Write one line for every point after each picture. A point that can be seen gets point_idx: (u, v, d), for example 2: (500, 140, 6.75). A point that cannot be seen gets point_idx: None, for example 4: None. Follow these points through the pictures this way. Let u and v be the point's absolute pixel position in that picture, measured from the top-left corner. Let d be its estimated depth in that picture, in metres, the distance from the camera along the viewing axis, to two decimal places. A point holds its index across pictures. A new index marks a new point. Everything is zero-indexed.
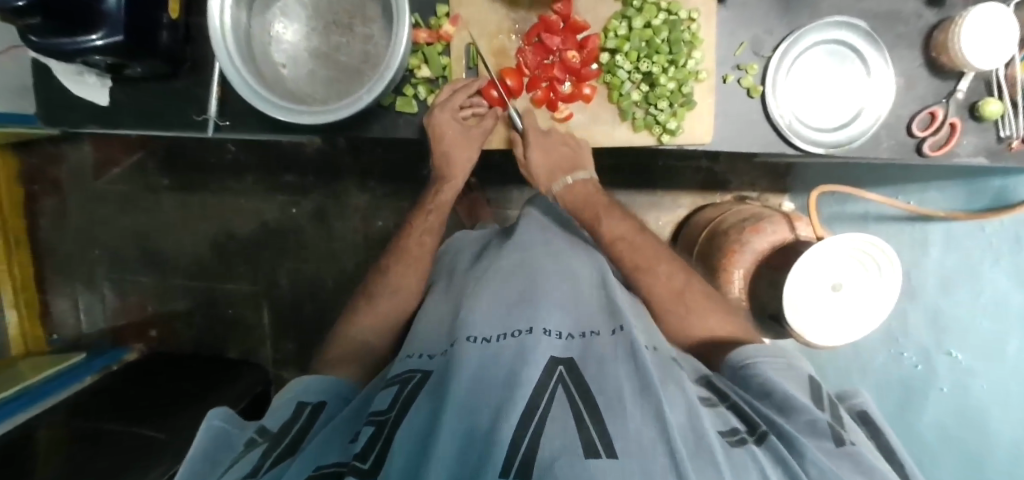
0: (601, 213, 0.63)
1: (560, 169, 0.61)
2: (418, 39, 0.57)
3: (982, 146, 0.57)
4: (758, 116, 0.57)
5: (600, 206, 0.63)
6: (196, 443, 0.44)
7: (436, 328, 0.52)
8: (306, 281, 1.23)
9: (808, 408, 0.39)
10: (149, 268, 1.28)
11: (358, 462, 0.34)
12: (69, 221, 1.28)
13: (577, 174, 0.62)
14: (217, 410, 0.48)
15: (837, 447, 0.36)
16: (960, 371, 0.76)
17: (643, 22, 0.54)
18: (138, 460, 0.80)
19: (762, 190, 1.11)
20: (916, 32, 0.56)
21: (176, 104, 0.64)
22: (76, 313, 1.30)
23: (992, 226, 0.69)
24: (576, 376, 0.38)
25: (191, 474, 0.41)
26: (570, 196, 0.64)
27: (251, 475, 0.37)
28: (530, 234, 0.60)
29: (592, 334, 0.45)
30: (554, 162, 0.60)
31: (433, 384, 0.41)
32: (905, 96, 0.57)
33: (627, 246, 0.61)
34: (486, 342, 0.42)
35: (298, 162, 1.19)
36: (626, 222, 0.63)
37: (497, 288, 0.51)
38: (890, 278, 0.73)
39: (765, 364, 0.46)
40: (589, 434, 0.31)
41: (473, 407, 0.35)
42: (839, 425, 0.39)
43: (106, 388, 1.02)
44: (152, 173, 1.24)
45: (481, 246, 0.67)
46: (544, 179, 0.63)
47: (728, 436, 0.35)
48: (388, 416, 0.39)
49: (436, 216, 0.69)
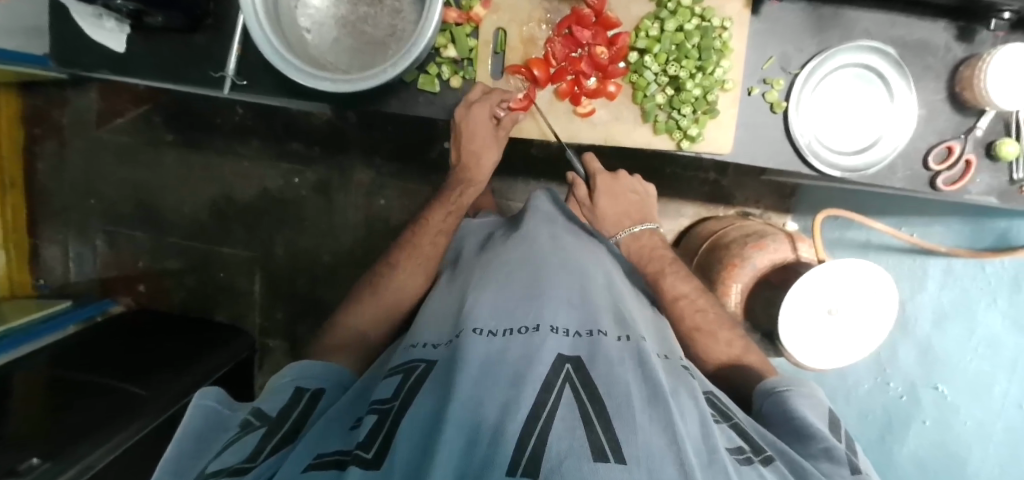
0: (666, 270, 0.65)
1: (625, 217, 0.72)
2: (448, 19, 0.56)
3: (994, 186, 0.58)
4: (779, 132, 0.57)
5: (665, 262, 0.66)
6: (187, 418, 0.44)
7: (440, 319, 0.52)
8: (302, 252, 1.22)
9: (824, 436, 0.41)
10: (144, 223, 1.26)
11: (361, 451, 0.34)
12: (67, 166, 1.25)
13: (644, 223, 0.71)
14: (209, 389, 0.47)
15: (852, 474, 0.38)
16: (945, 406, 0.78)
17: (676, 24, 0.54)
18: (120, 411, 0.79)
19: (766, 208, 1.12)
20: (943, 64, 0.57)
21: (193, 59, 0.63)
22: (65, 261, 1.28)
23: (993, 266, 0.71)
24: (584, 375, 0.37)
25: (184, 453, 0.41)
26: (636, 243, 0.69)
27: (248, 461, 0.37)
28: (537, 231, 0.61)
29: (599, 332, 0.44)
30: (622, 208, 0.72)
31: (438, 376, 0.40)
32: (924, 128, 0.57)
33: (690, 305, 0.62)
34: (491, 336, 0.42)
35: (306, 132, 1.17)
36: (689, 282, 0.64)
37: (502, 283, 0.51)
38: (885, 288, 0.75)
39: (799, 393, 0.47)
40: (598, 436, 0.31)
41: (478, 400, 0.34)
42: (853, 456, 0.41)
43: (91, 339, 1.00)
44: (157, 128, 1.22)
45: (485, 235, 0.67)
46: (609, 221, 0.72)
47: (736, 454, 0.35)
48: (393, 406, 0.39)
49: (453, 218, 0.70)
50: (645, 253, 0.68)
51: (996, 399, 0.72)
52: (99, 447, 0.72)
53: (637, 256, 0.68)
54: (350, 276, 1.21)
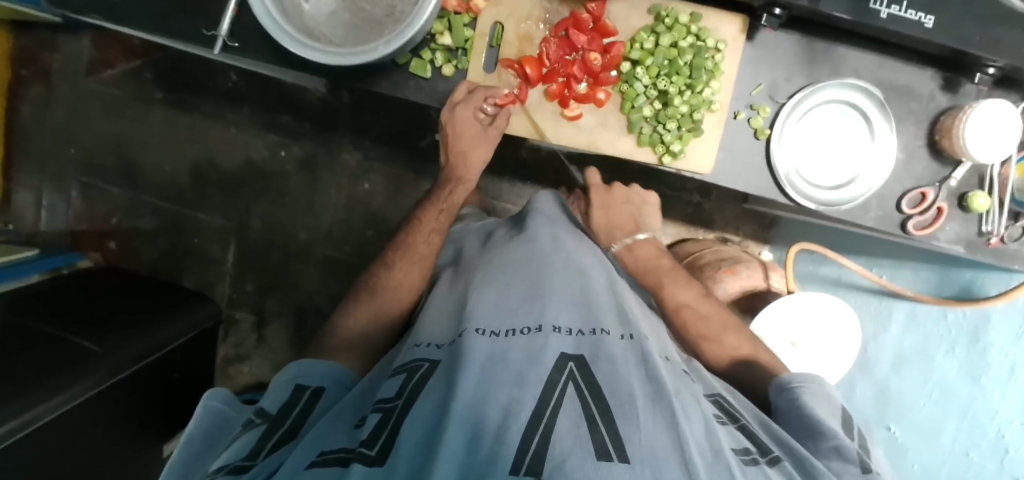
0: (665, 280, 0.66)
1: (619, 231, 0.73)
2: (447, 6, 0.56)
3: (963, 235, 0.59)
4: (760, 159, 0.58)
5: (663, 272, 0.67)
6: (191, 423, 0.44)
7: (445, 318, 0.51)
8: (280, 227, 1.21)
9: (835, 434, 0.41)
10: (122, 179, 1.24)
11: (364, 448, 0.32)
12: (49, 113, 1.22)
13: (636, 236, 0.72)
14: (217, 391, 0.47)
15: (863, 473, 0.38)
16: (895, 447, 0.79)
17: (671, 41, 0.55)
18: (71, 364, 0.77)
19: (744, 236, 1.14)
20: (925, 112, 0.58)
21: (187, 15, 0.62)
22: (36, 208, 1.25)
23: (954, 315, 0.71)
24: (587, 374, 0.37)
25: (186, 456, 0.41)
26: (637, 255, 0.70)
27: (249, 458, 0.37)
28: (540, 231, 0.61)
29: (602, 332, 0.44)
30: (616, 221, 0.73)
31: (441, 375, 0.40)
32: (902, 171, 0.59)
33: (691, 313, 0.62)
34: (494, 336, 0.41)
35: (299, 106, 1.16)
36: (691, 290, 0.65)
37: (503, 284, 0.50)
38: (846, 318, 0.76)
39: (812, 388, 0.47)
40: (601, 436, 0.31)
41: (481, 398, 0.34)
42: (864, 455, 0.41)
43: (52, 289, 0.98)
44: (147, 84, 1.20)
45: (486, 235, 0.68)
46: (604, 234, 0.73)
47: (742, 455, 0.35)
48: (395, 404, 0.38)
49: (446, 217, 0.67)
50: (642, 267, 0.68)
51: (944, 445, 0.73)
52: (59, 393, 0.71)
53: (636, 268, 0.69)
54: (326, 255, 1.20)
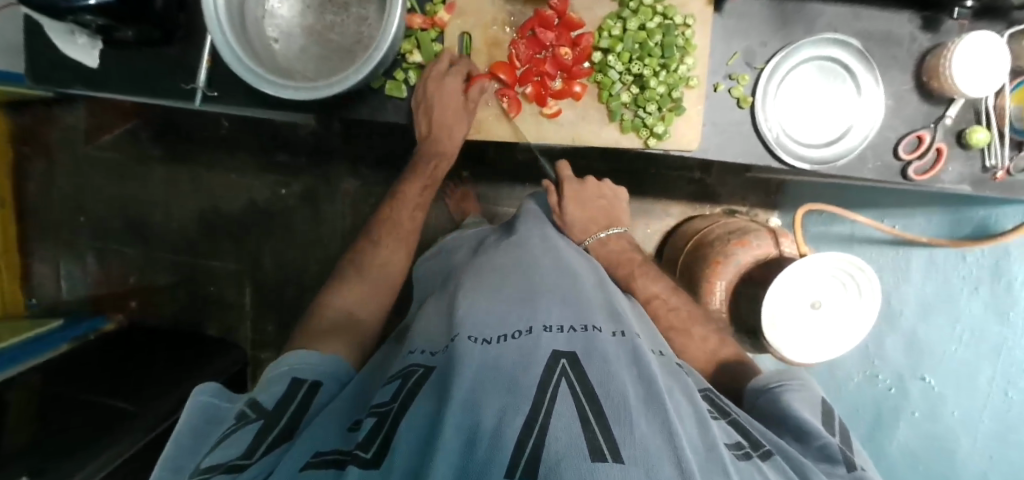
0: (636, 272, 0.68)
1: (591, 224, 0.71)
2: (413, 24, 0.56)
3: (967, 174, 0.57)
4: (747, 127, 0.57)
5: (634, 265, 0.68)
6: (187, 416, 0.44)
7: (435, 324, 0.51)
8: (291, 263, 1.22)
9: (820, 432, 0.41)
10: (134, 238, 1.27)
11: (359, 451, 0.34)
12: (57, 185, 1.26)
13: (610, 229, 0.71)
14: (206, 386, 0.47)
15: (848, 472, 0.38)
16: (932, 396, 0.77)
17: (638, 23, 0.54)
18: (106, 426, 0.79)
19: (752, 205, 1.12)
20: (908, 55, 0.57)
21: (165, 72, 0.63)
22: (56, 278, 1.28)
23: (973, 255, 0.70)
24: (579, 370, 0.37)
25: (181, 452, 0.41)
26: (603, 249, 0.70)
27: (245, 457, 0.37)
28: (528, 233, 0.62)
29: (594, 328, 0.43)
30: (590, 215, 0.72)
31: (434, 381, 0.39)
32: (894, 118, 0.57)
33: (661, 306, 0.64)
34: (487, 343, 0.41)
35: (292, 143, 1.18)
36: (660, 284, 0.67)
37: (495, 288, 0.50)
38: (868, 288, 0.74)
39: (794, 390, 0.47)
40: (595, 436, 0.30)
41: (474, 405, 0.33)
42: (848, 451, 0.42)
43: (80, 355, 1.01)
44: (144, 143, 1.23)
45: (476, 243, 0.66)
46: (578, 231, 0.70)
47: (736, 449, 0.36)
48: (390, 408, 0.39)
49: (428, 197, 0.72)
50: (612, 259, 0.69)
51: (981, 388, 0.71)
52: (94, 458, 0.73)
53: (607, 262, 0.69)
54: None
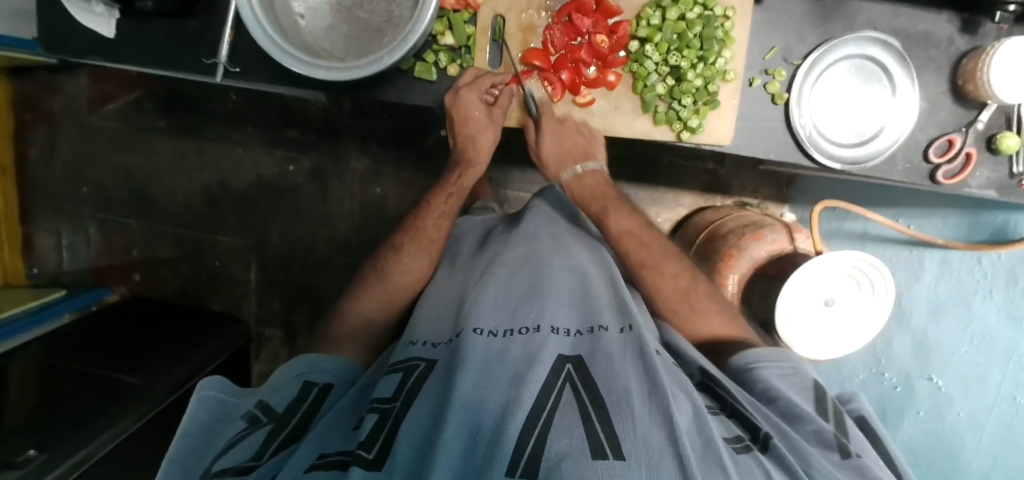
0: (609, 206, 0.64)
1: (569, 157, 0.62)
2: (445, 5, 0.54)
3: (994, 179, 0.57)
4: (779, 124, 0.57)
5: (608, 200, 0.64)
6: (190, 414, 0.42)
7: (442, 315, 0.52)
8: (298, 240, 1.21)
9: (813, 417, 0.42)
10: (137, 211, 1.25)
11: (362, 451, 0.33)
12: (58, 153, 1.24)
13: (588, 163, 0.63)
14: (212, 379, 0.45)
15: (843, 459, 0.38)
16: (938, 397, 0.79)
17: (678, 13, 0.53)
18: (116, 400, 0.79)
19: (763, 198, 1.12)
20: (946, 57, 0.56)
21: (184, 44, 0.62)
22: (58, 249, 1.27)
23: (989, 258, 0.71)
24: (583, 374, 0.38)
25: (189, 448, 0.39)
26: (579, 186, 0.66)
27: (252, 459, 0.36)
28: (537, 229, 0.60)
29: (600, 328, 0.44)
30: (566, 149, 0.62)
31: (440, 373, 0.40)
32: (926, 120, 0.57)
33: (633, 240, 0.61)
34: (492, 336, 0.42)
35: (301, 119, 1.16)
36: (633, 216, 0.63)
37: (503, 281, 0.51)
38: (880, 296, 0.75)
39: (787, 376, 0.48)
40: (597, 433, 0.31)
41: (480, 401, 0.34)
42: (845, 436, 0.41)
43: (87, 328, 1.00)
44: (148, 114, 1.20)
45: (484, 232, 0.67)
46: (552, 164, 0.63)
47: (734, 443, 0.36)
48: (393, 406, 0.38)
49: (454, 201, 0.68)
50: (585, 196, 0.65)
51: (989, 392, 0.72)
52: (105, 430, 0.74)
53: (581, 199, 0.66)
54: (346, 264, 1.21)
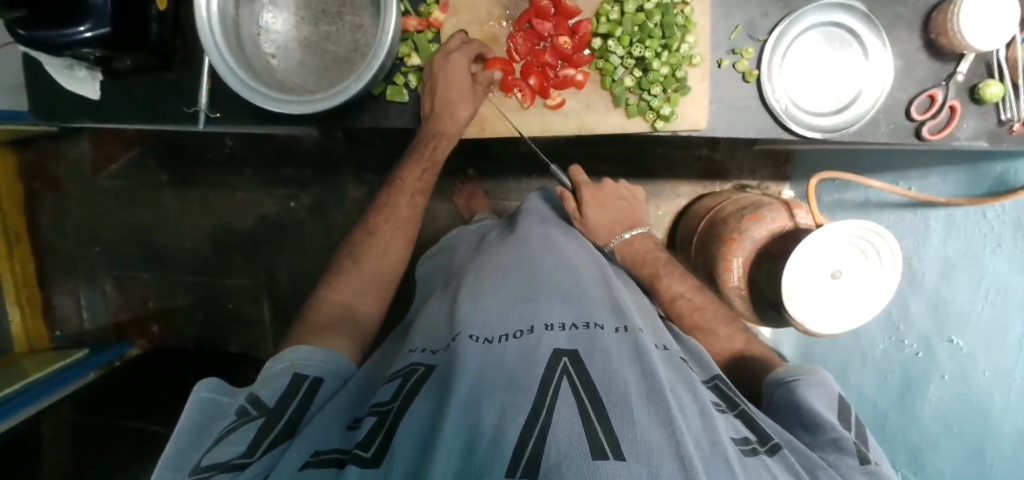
0: (660, 271, 0.64)
1: (617, 223, 0.69)
2: (408, 27, 0.57)
3: (983, 129, 0.56)
4: (754, 101, 0.56)
5: (659, 265, 0.65)
6: (188, 412, 0.43)
7: (439, 322, 0.51)
8: (305, 274, 1.23)
9: (833, 425, 0.40)
10: (149, 263, 1.28)
11: (359, 450, 0.34)
12: (70, 217, 1.28)
13: (635, 229, 0.68)
14: (208, 381, 0.45)
15: (862, 466, 0.38)
16: (961, 358, 0.75)
17: (635, 6, 0.53)
18: (146, 452, 0.81)
19: (762, 178, 1.11)
20: (915, 13, 0.55)
21: (168, 97, 0.64)
22: (78, 309, 1.30)
23: (993, 211, 0.68)
24: (582, 371, 0.37)
25: (182, 449, 0.40)
26: (630, 251, 0.67)
27: (246, 456, 0.37)
28: (531, 231, 0.61)
29: (595, 325, 0.44)
30: (613, 217, 0.68)
31: (437, 378, 0.39)
32: (904, 79, 0.56)
33: (686, 304, 0.61)
34: (488, 343, 0.42)
35: (295, 156, 1.18)
36: (685, 280, 0.63)
37: (497, 286, 0.50)
38: (889, 268, 0.74)
39: (810, 383, 0.45)
40: (596, 434, 0.31)
41: (477, 403, 0.34)
42: (862, 444, 0.41)
43: (108, 382, 1.02)
44: (150, 169, 1.24)
45: (479, 238, 0.67)
46: (602, 231, 0.68)
47: (742, 445, 0.35)
48: (391, 407, 0.38)
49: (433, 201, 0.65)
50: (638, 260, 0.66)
51: (1009, 345, 0.67)
52: None
53: (632, 263, 0.66)
54: None
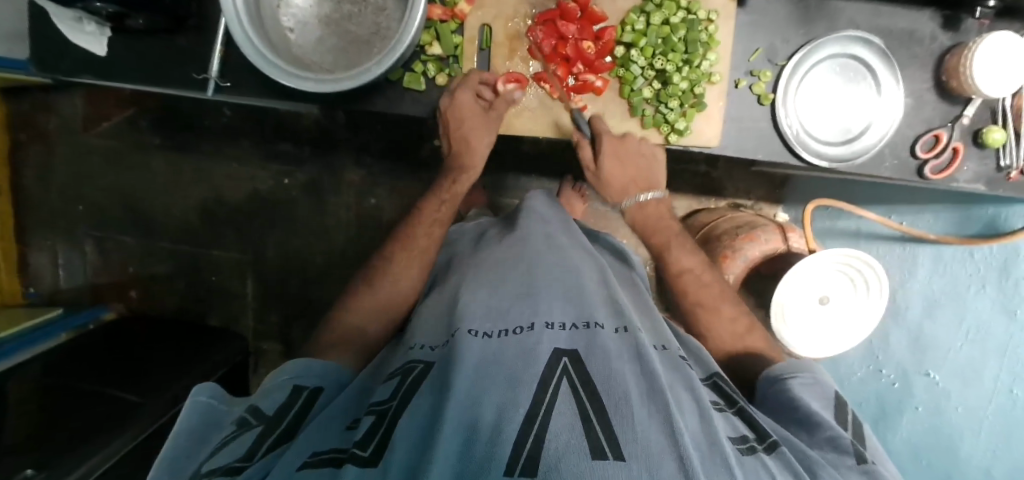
0: (672, 242, 0.61)
1: (631, 184, 0.61)
2: (432, 15, 0.56)
3: (981, 173, 0.58)
4: (767, 124, 0.57)
5: (671, 234, 0.61)
6: (182, 421, 0.41)
7: (439, 317, 0.51)
8: (295, 253, 1.21)
9: (830, 424, 0.41)
10: (133, 228, 1.25)
11: (358, 449, 0.33)
12: (54, 173, 1.24)
13: (649, 191, 0.62)
14: (205, 384, 0.45)
15: (858, 465, 0.38)
16: (937, 392, 0.79)
17: (662, 18, 0.54)
18: (115, 418, 0.79)
19: (757, 199, 1.13)
20: (929, 53, 0.57)
21: (176, 62, 0.62)
22: (54, 268, 1.27)
23: (981, 252, 0.72)
24: (581, 371, 0.37)
25: (176, 454, 0.39)
26: (642, 216, 0.63)
27: (244, 459, 0.36)
28: (532, 230, 0.60)
29: (595, 325, 0.44)
30: (629, 176, 0.59)
31: (436, 374, 0.39)
32: (912, 117, 0.58)
33: (694, 279, 0.59)
34: (487, 337, 0.42)
35: (295, 133, 1.17)
36: (694, 254, 0.61)
37: (497, 284, 0.51)
38: (874, 300, 0.75)
39: (804, 384, 0.46)
40: (595, 434, 0.31)
41: (477, 400, 0.34)
42: (858, 444, 0.41)
43: (82, 344, 0.99)
44: (144, 131, 1.20)
45: (479, 235, 0.67)
46: (614, 191, 0.62)
47: (739, 444, 0.36)
48: (389, 406, 0.38)
49: (448, 207, 0.67)
50: (649, 229, 0.62)
51: (987, 385, 0.73)
52: (100, 450, 0.73)
53: (643, 230, 0.63)
54: (344, 276, 1.20)
